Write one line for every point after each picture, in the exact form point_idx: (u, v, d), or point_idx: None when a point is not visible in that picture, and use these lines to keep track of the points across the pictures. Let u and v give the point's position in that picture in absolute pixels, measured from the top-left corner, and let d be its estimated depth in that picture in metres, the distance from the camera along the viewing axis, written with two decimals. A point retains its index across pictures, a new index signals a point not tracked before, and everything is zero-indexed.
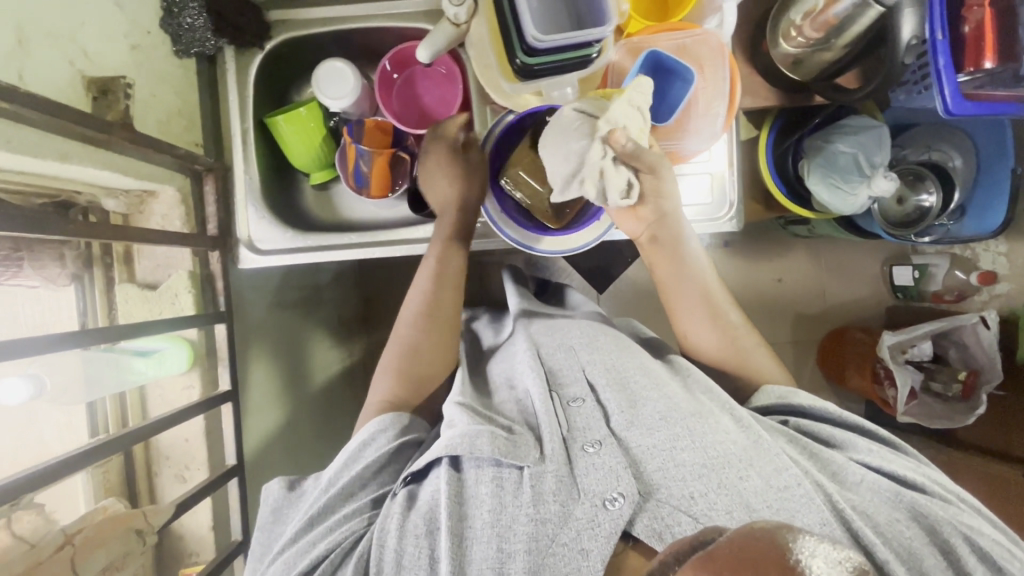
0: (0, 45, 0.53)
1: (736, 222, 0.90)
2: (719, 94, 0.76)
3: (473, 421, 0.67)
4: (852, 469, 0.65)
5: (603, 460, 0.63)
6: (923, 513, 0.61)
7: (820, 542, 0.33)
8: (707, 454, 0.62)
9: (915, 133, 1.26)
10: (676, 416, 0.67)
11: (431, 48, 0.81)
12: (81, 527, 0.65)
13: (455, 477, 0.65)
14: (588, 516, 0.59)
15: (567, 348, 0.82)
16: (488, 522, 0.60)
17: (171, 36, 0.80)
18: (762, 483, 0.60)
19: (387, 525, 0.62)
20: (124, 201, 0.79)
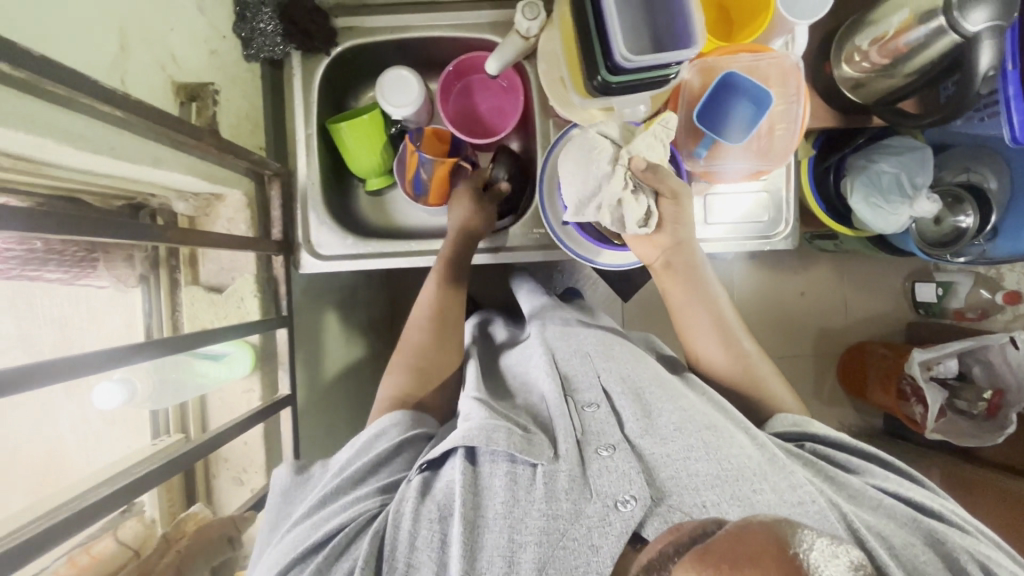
0: (106, 52, 0.54)
1: (791, 241, 0.92)
2: (791, 115, 0.78)
3: (490, 416, 0.64)
4: (869, 494, 0.61)
5: (617, 463, 0.60)
6: (941, 541, 0.56)
7: (819, 538, 0.35)
8: (720, 466, 0.58)
9: (952, 154, 1.28)
10: (691, 426, 0.63)
11: (500, 60, 0.83)
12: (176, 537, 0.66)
13: (468, 468, 0.61)
14: (599, 516, 0.55)
15: (582, 354, 0.77)
16: (500, 513, 0.57)
17: (242, 40, 0.81)
18: (778, 496, 0.55)
19: (402, 507, 0.59)
20: (192, 204, 0.78)
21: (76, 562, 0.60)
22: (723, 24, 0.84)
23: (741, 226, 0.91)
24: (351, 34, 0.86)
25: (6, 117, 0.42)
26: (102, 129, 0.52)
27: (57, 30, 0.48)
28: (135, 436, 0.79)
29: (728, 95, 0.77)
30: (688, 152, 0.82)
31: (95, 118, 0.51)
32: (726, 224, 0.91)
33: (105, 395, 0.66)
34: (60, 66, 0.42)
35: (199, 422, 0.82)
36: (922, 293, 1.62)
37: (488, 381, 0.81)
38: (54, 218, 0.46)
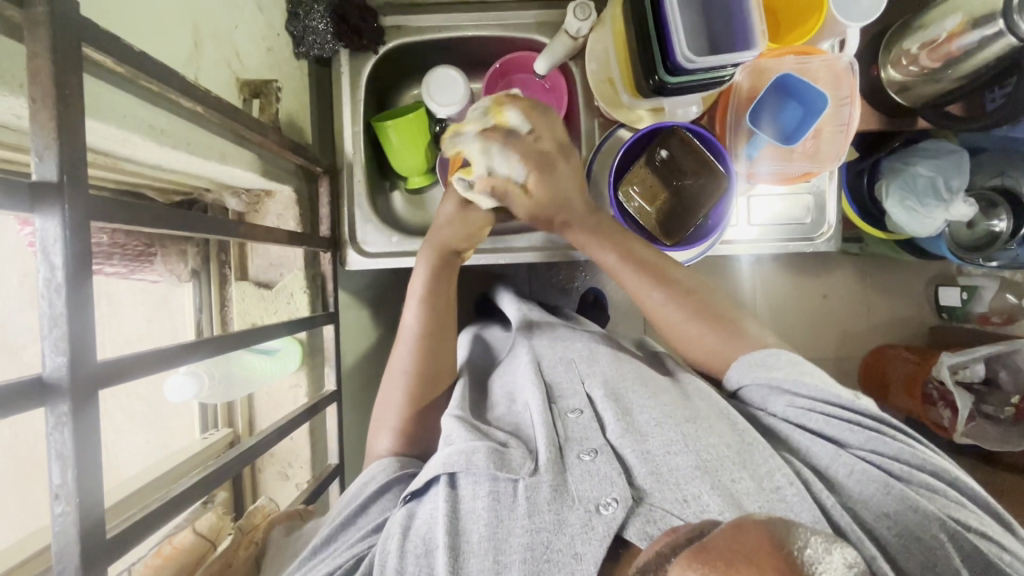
0: (183, 48, 0.54)
1: (832, 243, 0.92)
2: (840, 118, 0.78)
3: (470, 438, 0.65)
4: (842, 462, 0.62)
5: (598, 467, 0.61)
6: (914, 506, 0.57)
7: (821, 541, 0.34)
8: (699, 457, 0.60)
9: (983, 158, 1.28)
10: (670, 421, 0.65)
11: (549, 59, 0.83)
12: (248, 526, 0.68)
13: (450, 492, 0.61)
14: (582, 522, 0.56)
15: (567, 360, 0.79)
16: (485, 536, 0.56)
17: (293, 38, 0.82)
18: (756, 485, 0.59)
19: (387, 545, 0.58)
20: (243, 200, 0.79)
21: (159, 553, 0.60)
22: (772, 27, 0.83)
23: (782, 227, 0.91)
24: (398, 33, 0.87)
25: (102, 111, 0.43)
26: (179, 125, 0.53)
27: (145, 25, 0.49)
28: (184, 429, 0.80)
29: (777, 97, 0.79)
30: (737, 151, 0.83)
31: (173, 113, 0.52)
32: (767, 226, 0.91)
33: (174, 390, 0.65)
34: (156, 63, 0.43)
35: (246, 416, 0.83)
36: (946, 297, 1.61)
37: (473, 394, 0.81)
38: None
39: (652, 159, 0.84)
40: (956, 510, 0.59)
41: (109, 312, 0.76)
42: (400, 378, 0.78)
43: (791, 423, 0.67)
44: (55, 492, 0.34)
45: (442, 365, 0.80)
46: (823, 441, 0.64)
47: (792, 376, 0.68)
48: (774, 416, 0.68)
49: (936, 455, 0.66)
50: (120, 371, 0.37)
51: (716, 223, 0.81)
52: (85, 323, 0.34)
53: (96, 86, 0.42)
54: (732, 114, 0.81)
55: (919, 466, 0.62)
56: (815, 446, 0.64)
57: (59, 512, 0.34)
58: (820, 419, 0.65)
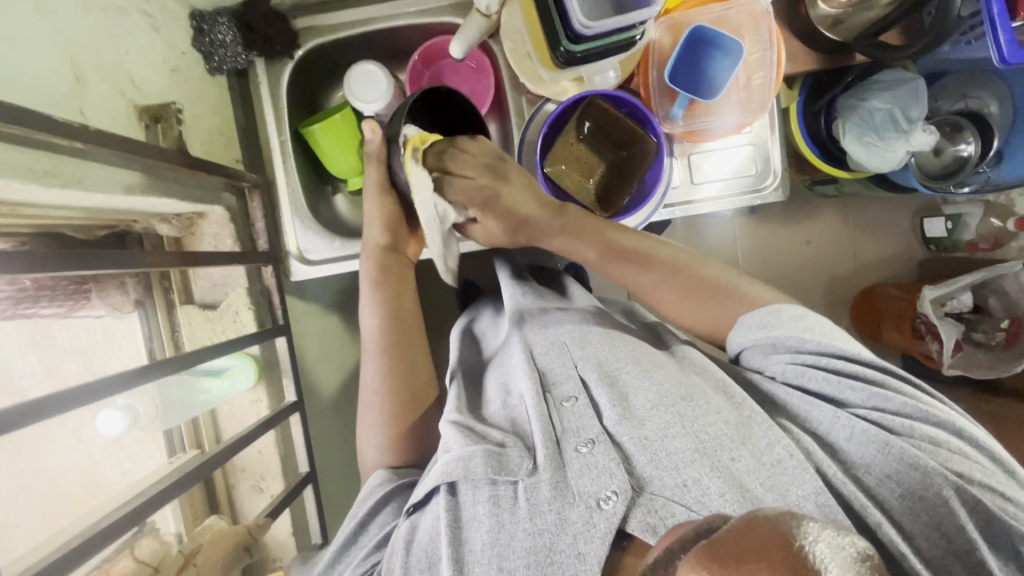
0: (62, 84, 0.54)
1: (781, 192, 0.89)
2: (766, 62, 0.76)
3: (467, 442, 0.65)
4: (841, 424, 0.61)
5: (596, 459, 0.61)
6: (916, 464, 0.56)
7: (824, 529, 0.32)
8: (697, 439, 0.60)
9: (947, 81, 1.23)
10: (666, 401, 0.64)
11: (464, 43, 0.80)
12: (197, 548, 0.69)
13: (451, 500, 0.63)
14: (583, 520, 0.56)
15: (559, 344, 0.77)
16: (487, 543, 0.57)
17: (204, 54, 0.80)
18: (756, 461, 0.58)
19: (392, 562, 0.60)
20: (175, 225, 0.79)
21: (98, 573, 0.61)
22: None
23: (730, 181, 0.88)
24: (312, 35, 0.85)
25: None
26: (68, 163, 0.53)
27: (10, 68, 0.48)
28: (152, 457, 0.81)
29: (697, 50, 0.74)
30: (665, 114, 0.79)
31: (58, 153, 0.52)
32: (715, 182, 0.88)
33: (107, 425, 0.67)
34: (11, 106, 0.43)
35: (211, 435, 0.84)
36: (931, 229, 1.58)
37: (469, 393, 0.81)
38: (31, 256, 0.47)
39: (580, 126, 0.83)
40: (959, 463, 0.57)
41: (76, 349, 0.77)
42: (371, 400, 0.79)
43: (791, 386, 0.65)
44: None
45: (413, 380, 0.81)
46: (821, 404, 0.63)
47: (791, 339, 0.65)
48: (772, 376, 0.66)
49: (948, 408, 0.63)
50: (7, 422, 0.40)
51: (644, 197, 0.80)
52: None
53: None
54: (656, 71, 0.78)
55: (923, 418, 0.60)
56: (815, 411, 0.63)
57: None
58: (821, 380, 0.63)
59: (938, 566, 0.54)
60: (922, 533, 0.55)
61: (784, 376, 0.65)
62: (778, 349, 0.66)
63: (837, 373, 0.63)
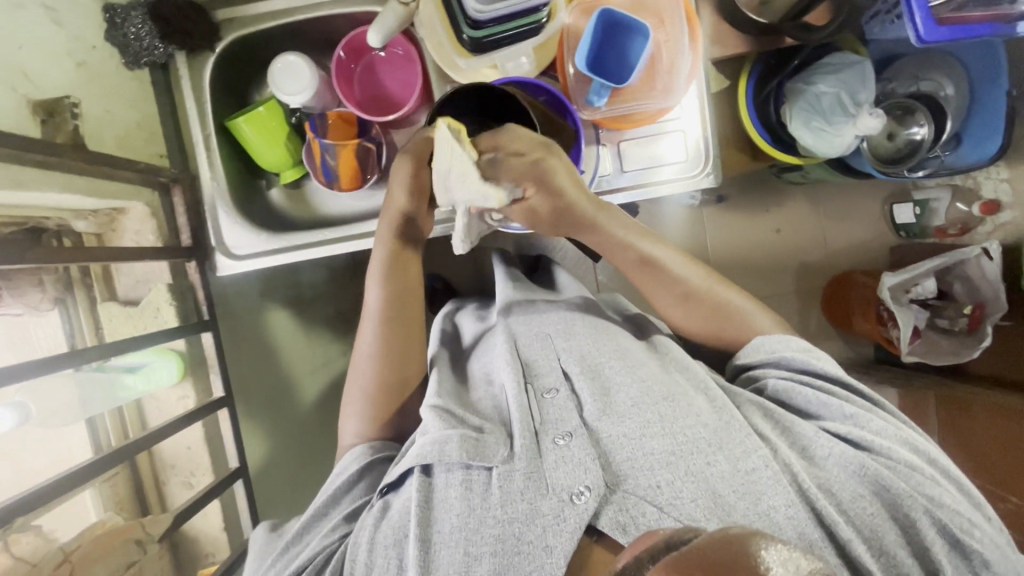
0: None
1: (714, 177, 0.87)
2: (681, 46, 0.75)
3: (445, 425, 0.65)
4: (820, 443, 0.61)
5: (572, 452, 0.60)
6: (888, 486, 0.57)
7: (790, 550, 0.32)
8: (675, 441, 0.60)
9: (901, 64, 1.20)
10: (648, 400, 0.65)
11: (381, 29, 0.77)
12: (78, 543, 0.68)
13: (424, 481, 0.63)
14: (554, 513, 0.56)
15: (544, 335, 0.77)
16: (456, 526, 0.57)
17: (119, 49, 0.80)
18: (731, 467, 0.58)
19: (360, 537, 0.61)
20: (94, 221, 0.79)
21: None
22: None
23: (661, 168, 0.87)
24: (233, 26, 0.84)
25: None
26: None
27: None
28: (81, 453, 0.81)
29: (612, 33, 0.73)
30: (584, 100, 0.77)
31: None
32: (647, 169, 0.87)
33: None
34: None
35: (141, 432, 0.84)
36: (900, 215, 1.56)
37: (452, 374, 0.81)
38: None
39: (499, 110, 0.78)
40: (932, 489, 0.57)
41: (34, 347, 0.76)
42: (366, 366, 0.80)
43: (781, 401, 0.67)
44: None
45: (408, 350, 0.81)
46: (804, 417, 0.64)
47: (791, 359, 0.68)
48: (766, 389, 0.68)
49: (927, 441, 0.64)
50: None
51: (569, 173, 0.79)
52: None
53: None
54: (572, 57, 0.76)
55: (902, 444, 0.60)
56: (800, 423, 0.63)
57: None
58: (811, 397, 0.65)
59: None
60: (897, 552, 0.54)
61: (778, 390, 0.67)
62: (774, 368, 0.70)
63: (825, 393, 0.65)
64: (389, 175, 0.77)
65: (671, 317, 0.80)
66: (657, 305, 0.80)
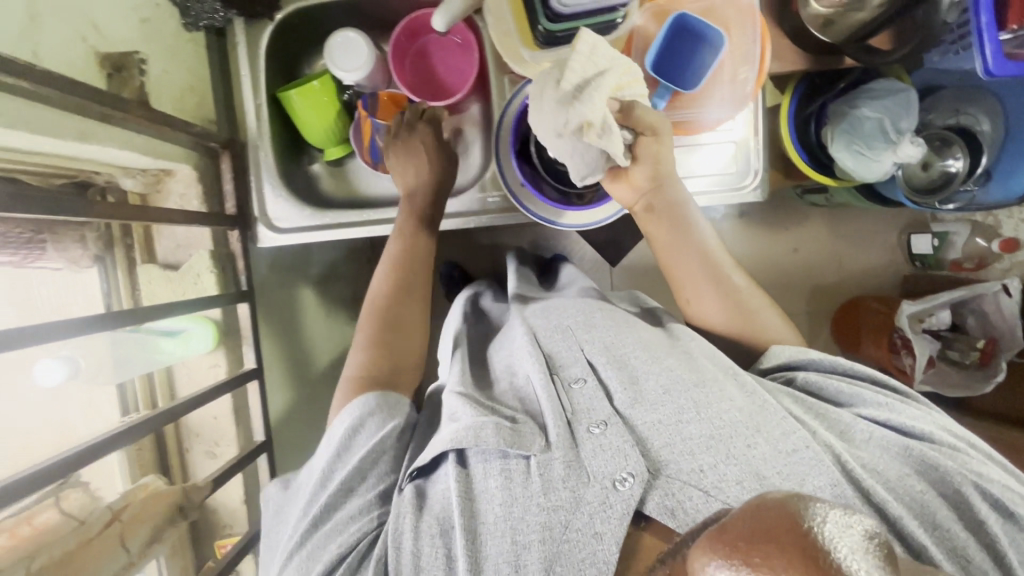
0: (14, 21, 0.52)
1: (761, 192, 0.88)
2: (748, 57, 0.74)
3: (478, 413, 0.63)
4: (860, 427, 0.62)
5: (609, 440, 0.59)
6: (933, 464, 0.58)
7: (833, 510, 0.30)
8: (712, 426, 0.58)
9: (941, 96, 1.22)
10: (679, 387, 0.63)
11: (447, 14, 0.78)
12: (125, 504, 0.70)
13: (461, 472, 0.61)
14: (600, 500, 0.55)
15: (565, 329, 0.73)
16: (500, 516, 0.56)
17: (179, 7, 0.78)
18: (772, 450, 0.56)
19: (399, 523, 0.58)
20: (141, 180, 0.78)
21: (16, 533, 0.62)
22: None
23: (710, 178, 0.88)
24: None
25: None
26: (14, 102, 0.51)
27: None
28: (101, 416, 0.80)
29: (680, 39, 0.72)
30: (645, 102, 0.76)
31: (3, 90, 0.50)
32: (695, 178, 0.88)
33: (43, 370, 0.69)
34: None
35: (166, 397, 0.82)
36: (918, 245, 1.56)
37: (472, 364, 0.79)
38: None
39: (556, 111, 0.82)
40: (977, 466, 0.58)
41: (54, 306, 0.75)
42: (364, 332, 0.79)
43: (812, 393, 0.66)
44: None
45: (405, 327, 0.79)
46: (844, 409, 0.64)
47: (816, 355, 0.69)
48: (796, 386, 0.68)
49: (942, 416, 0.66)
50: None
51: None
52: None
53: None
54: (638, 57, 0.75)
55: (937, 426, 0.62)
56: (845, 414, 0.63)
57: None
58: (841, 386, 0.65)
59: (962, 556, 0.53)
60: (950, 524, 0.54)
61: (810, 383, 0.66)
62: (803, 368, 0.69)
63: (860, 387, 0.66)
64: (398, 159, 0.84)
65: (689, 305, 0.79)
66: (682, 296, 0.79)
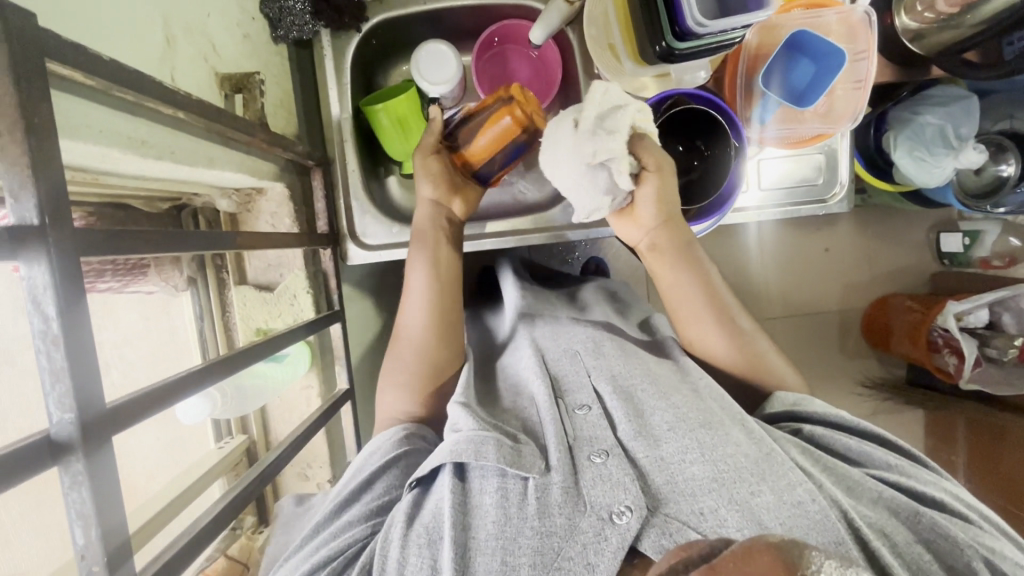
0: (155, 48, 0.50)
1: (845, 204, 0.89)
2: (856, 73, 0.73)
3: (480, 426, 0.57)
4: (869, 485, 0.55)
5: (611, 471, 0.53)
6: (944, 533, 0.50)
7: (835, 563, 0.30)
8: (717, 469, 0.52)
9: (989, 101, 1.16)
10: (685, 424, 0.57)
11: (546, 27, 0.76)
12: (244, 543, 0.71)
13: (457, 485, 0.55)
14: (595, 531, 0.49)
15: (572, 352, 0.69)
16: (493, 534, 0.49)
17: (269, 20, 0.75)
18: (777, 499, 0.50)
19: (390, 534, 0.53)
20: (235, 200, 0.75)
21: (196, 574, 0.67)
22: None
23: (796, 190, 0.88)
24: (380, 8, 0.81)
25: (79, 129, 0.40)
26: (163, 134, 0.49)
27: (114, 27, 0.45)
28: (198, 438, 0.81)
29: (787, 56, 0.74)
30: (747, 117, 0.78)
31: (156, 121, 0.48)
32: (782, 190, 0.88)
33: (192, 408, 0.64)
34: (133, 72, 0.39)
35: (260, 423, 0.84)
36: (947, 243, 1.42)
37: (481, 382, 0.72)
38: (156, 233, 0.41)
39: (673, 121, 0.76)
40: (988, 539, 0.51)
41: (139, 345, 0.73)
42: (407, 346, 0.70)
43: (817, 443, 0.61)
44: (82, 551, 0.33)
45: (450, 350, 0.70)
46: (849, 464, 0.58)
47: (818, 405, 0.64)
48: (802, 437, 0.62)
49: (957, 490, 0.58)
50: (132, 413, 0.35)
51: (727, 198, 0.75)
52: (94, 369, 0.32)
53: (70, 102, 0.39)
54: (742, 75, 0.76)
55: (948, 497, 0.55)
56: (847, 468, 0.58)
57: (82, 535, 0.33)
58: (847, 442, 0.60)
59: None
60: None
61: (816, 435, 0.61)
62: (808, 418, 0.63)
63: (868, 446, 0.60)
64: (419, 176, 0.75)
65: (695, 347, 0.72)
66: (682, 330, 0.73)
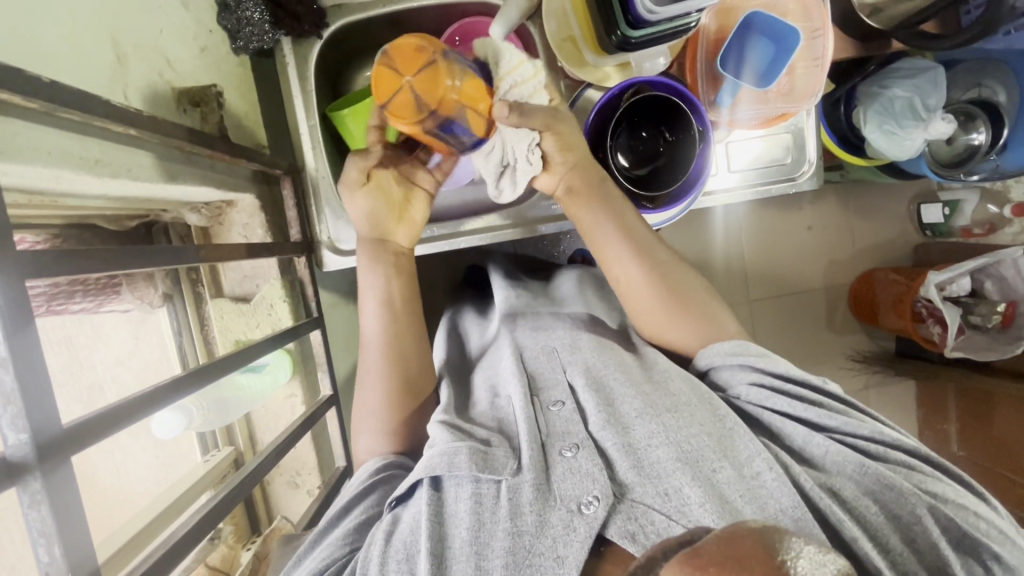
0: (105, 67, 0.50)
1: (815, 181, 0.90)
2: (813, 50, 0.75)
3: (455, 437, 0.58)
4: (816, 442, 0.56)
5: (581, 464, 0.54)
6: (890, 483, 0.51)
7: (809, 544, 0.30)
8: (680, 448, 0.53)
9: (958, 70, 1.16)
10: (652, 410, 0.58)
11: (506, 23, 0.72)
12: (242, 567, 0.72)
13: (434, 495, 0.55)
14: (564, 523, 0.49)
15: (549, 350, 0.69)
16: (467, 540, 0.50)
17: (229, 32, 0.75)
18: (736, 473, 0.52)
19: (369, 552, 0.52)
20: (205, 214, 0.76)
21: None
22: None
23: (766, 170, 0.88)
24: (341, 12, 0.80)
25: (19, 152, 0.40)
26: (117, 152, 0.50)
27: (59, 51, 0.45)
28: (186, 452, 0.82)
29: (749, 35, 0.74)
30: (712, 101, 0.78)
31: (110, 140, 0.49)
32: (752, 171, 0.88)
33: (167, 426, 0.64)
34: (74, 91, 0.39)
35: (246, 434, 0.85)
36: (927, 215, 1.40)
37: (459, 386, 0.73)
38: (114, 252, 0.41)
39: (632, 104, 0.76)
40: (933, 485, 0.53)
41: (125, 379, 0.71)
42: (372, 370, 0.69)
43: (759, 406, 0.60)
44: (46, 570, 0.34)
45: (415, 370, 0.70)
46: (795, 424, 0.58)
47: (759, 358, 0.62)
48: (740, 398, 0.62)
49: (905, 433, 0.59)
50: (94, 431, 0.36)
51: (695, 181, 0.75)
52: (45, 391, 0.33)
53: (12, 126, 0.39)
54: (702, 60, 0.76)
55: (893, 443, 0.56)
56: (788, 427, 0.58)
57: (46, 554, 0.33)
58: (787, 402, 0.59)
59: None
60: (896, 543, 0.49)
61: (756, 397, 0.60)
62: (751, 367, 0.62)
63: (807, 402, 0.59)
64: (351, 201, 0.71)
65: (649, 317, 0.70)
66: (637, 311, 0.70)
